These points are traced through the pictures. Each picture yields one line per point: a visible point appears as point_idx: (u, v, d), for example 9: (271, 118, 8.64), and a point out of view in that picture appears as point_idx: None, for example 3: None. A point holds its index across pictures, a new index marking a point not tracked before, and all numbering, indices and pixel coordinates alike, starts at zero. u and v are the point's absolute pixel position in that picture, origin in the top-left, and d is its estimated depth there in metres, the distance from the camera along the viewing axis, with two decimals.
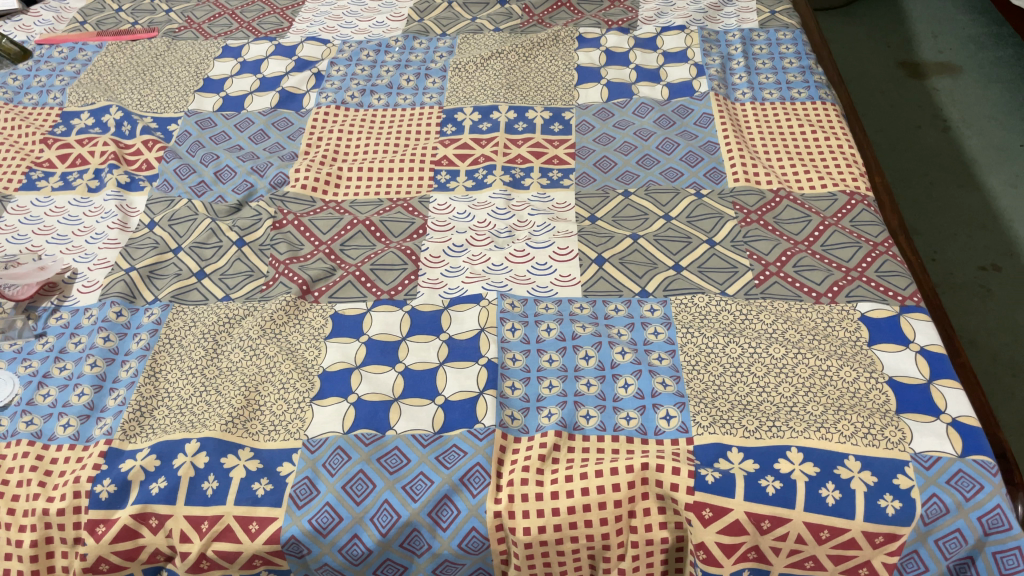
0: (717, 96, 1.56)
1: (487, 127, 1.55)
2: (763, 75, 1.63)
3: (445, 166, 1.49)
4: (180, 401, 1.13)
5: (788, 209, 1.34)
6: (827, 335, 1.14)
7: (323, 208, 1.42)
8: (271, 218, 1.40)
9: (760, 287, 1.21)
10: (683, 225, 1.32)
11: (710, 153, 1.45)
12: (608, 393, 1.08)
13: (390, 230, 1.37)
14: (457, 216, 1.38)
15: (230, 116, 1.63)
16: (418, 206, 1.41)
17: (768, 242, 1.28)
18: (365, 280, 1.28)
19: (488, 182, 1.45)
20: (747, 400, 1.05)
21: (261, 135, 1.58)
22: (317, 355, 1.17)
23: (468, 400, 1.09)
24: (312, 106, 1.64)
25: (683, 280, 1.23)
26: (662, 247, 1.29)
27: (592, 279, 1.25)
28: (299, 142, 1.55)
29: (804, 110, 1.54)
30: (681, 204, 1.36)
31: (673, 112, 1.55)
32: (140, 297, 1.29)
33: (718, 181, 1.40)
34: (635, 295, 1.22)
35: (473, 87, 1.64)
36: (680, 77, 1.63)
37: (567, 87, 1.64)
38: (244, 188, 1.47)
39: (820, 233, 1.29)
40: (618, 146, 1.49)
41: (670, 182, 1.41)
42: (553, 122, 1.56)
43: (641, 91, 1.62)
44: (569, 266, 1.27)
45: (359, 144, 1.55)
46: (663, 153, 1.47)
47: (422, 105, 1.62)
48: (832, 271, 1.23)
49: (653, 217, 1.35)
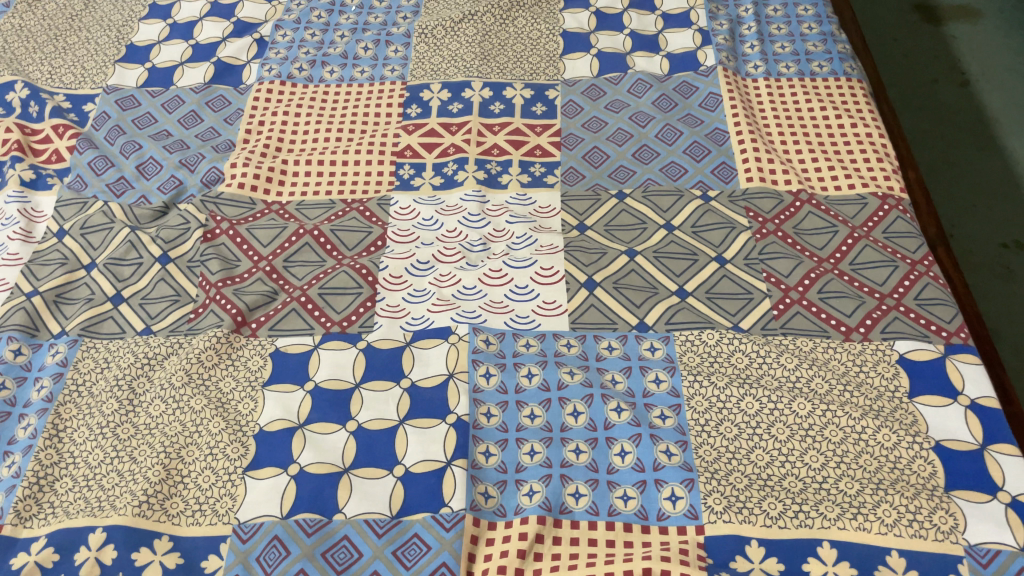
0: (726, 72, 1.34)
1: (458, 108, 1.33)
2: (778, 44, 1.40)
3: (409, 158, 1.27)
4: (87, 471, 0.94)
5: (811, 216, 1.14)
6: (861, 384, 0.96)
7: (264, 213, 1.21)
8: (202, 227, 1.18)
9: (779, 319, 1.03)
10: (688, 237, 1.13)
11: (719, 145, 1.24)
12: (601, 462, 0.90)
13: (343, 242, 1.16)
14: (423, 223, 1.18)
15: (156, 92, 1.39)
16: (376, 210, 1.20)
17: (787, 259, 1.09)
18: (312, 308, 1.08)
19: (458, 179, 1.24)
20: (767, 474, 0.88)
21: (193, 118, 1.35)
22: (254, 409, 0.98)
23: (433, 473, 0.90)
24: (253, 81, 1.40)
25: (689, 309, 1.04)
26: (664, 266, 1.09)
27: (580, 308, 1.06)
28: (237, 126, 1.33)
29: (827, 90, 1.32)
30: (685, 209, 1.16)
31: (675, 91, 1.33)
32: (43, 330, 1.08)
33: (729, 179, 1.20)
34: (632, 329, 1.03)
35: (442, 57, 1.42)
36: (682, 45, 1.40)
37: (551, 58, 1.41)
38: (171, 186, 1.25)
39: (848, 248, 1.10)
40: (611, 133, 1.28)
41: (672, 181, 1.20)
42: (535, 103, 1.34)
43: (637, 63, 1.39)
44: (553, 290, 1.08)
45: (307, 130, 1.32)
46: (663, 143, 1.25)
47: (382, 80, 1.39)
48: (864, 299, 1.04)
49: (651, 225, 1.14)
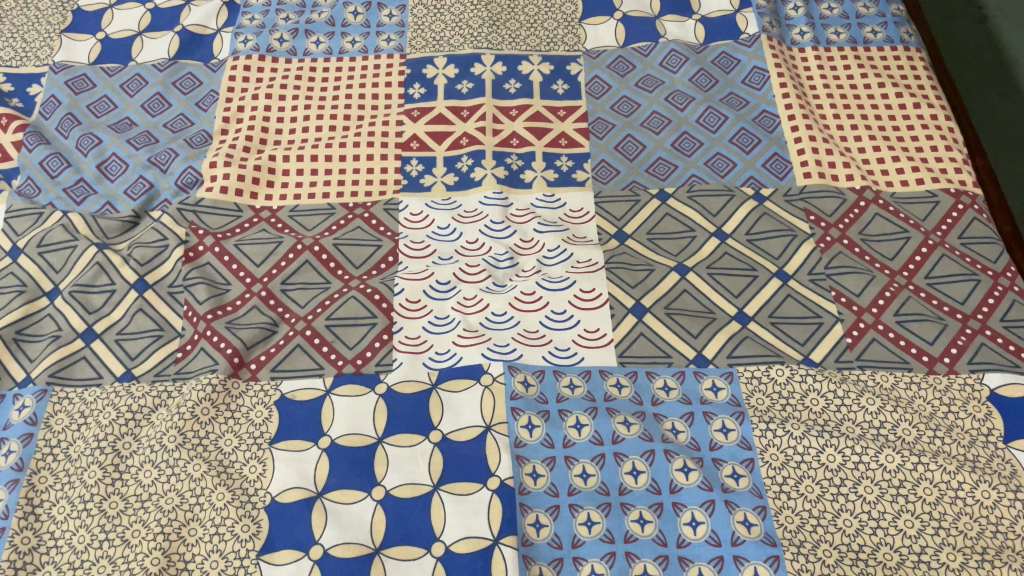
0: (771, 41, 1.18)
1: (468, 88, 1.16)
2: (825, 5, 1.24)
3: (416, 151, 1.11)
4: (71, 557, 0.81)
5: (878, 219, 1.02)
6: (951, 429, 0.85)
7: (254, 223, 1.04)
8: (182, 243, 1.01)
9: (853, 349, 0.91)
10: (743, 247, 1.00)
11: (768, 132, 1.10)
12: (670, 534, 0.79)
13: (349, 259, 1.01)
14: (438, 233, 1.03)
15: (112, 70, 1.19)
16: (384, 218, 1.05)
17: (858, 273, 0.96)
18: (320, 343, 0.94)
19: (475, 178, 1.08)
20: (858, 546, 0.78)
21: (159, 102, 1.16)
22: (263, 474, 0.85)
23: (479, 553, 0.79)
24: (226, 55, 1.21)
25: (752, 338, 0.92)
26: (719, 285, 0.96)
27: (628, 338, 0.93)
28: (212, 114, 1.14)
29: (884, 62, 1.17)
30: (738, 213, 1.02)
31: (714, 64, 1.17)
32: (5, 377, 0.93)
33: (783, 174, 1.06)
34: (690, 364, 0.91)
35: (445, 24, 1.24)
36: (718, 7, 1.24)
37: (569, 23, 1.24)
38: (140, 190, 1.07)
39: (922, 258, 0.98)
40: (645, 118, 1.13)
41: (719, 177, 1.06)
42: (556, 80, 1.17)
43: (668, 29, 1.23)
44: (596, 316, 0.95)
45: (294, 118, 1.14)
46: (706, 130, 1.10)
47: (377, 53, 1.21)
48: (946, 321, 0.93)
49: (700, 233, 1.01)
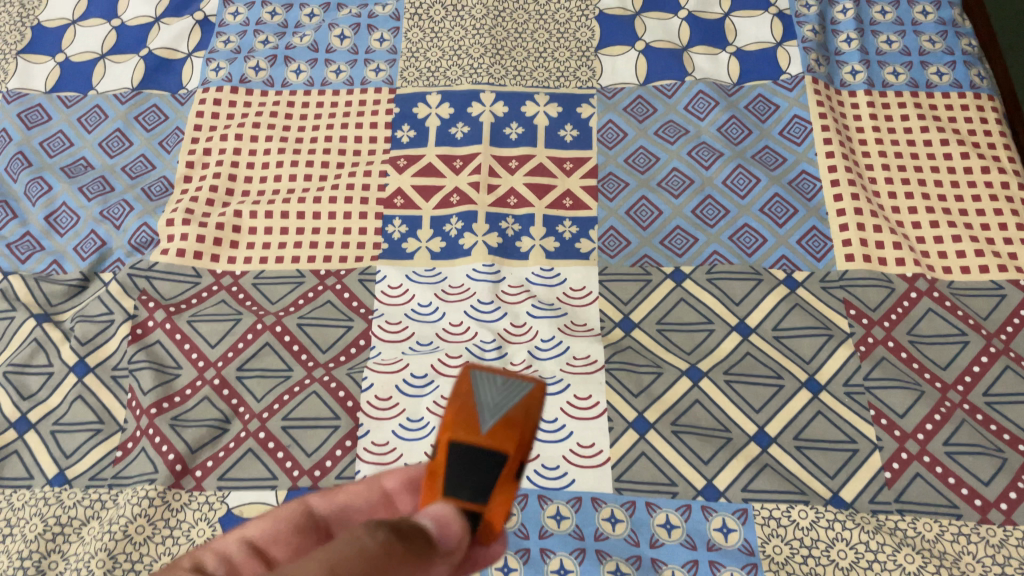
0: (816, 84, 1.02)
1: (464, 133, 1.02)
2: (883, 36, 1.07)
3: (399, 209, 0.98)
4: None
5: (932, 316, 0.86)
6: None
7: (214, 293, 0.93)
8: (130, 319, 0.90)
9: (892, 487, 0.77)
10: (768, 346, 0.85)
11: (807, 200, 0.94)
12: None
13: (315, 343, 0.89)
14: (418, 312, 0.91)
15: (70, 100, 1.07)
16: (359, 291, 0.92)
17: (903, 388, 0.82)
18: (274, 449, 0.83)
19: (464, 245, 0.95)
20: None
21: (118, 140, 1.04)
22: None
23: None
24: (196, 84, 1.08)
25: (773, 467, 0.79)
26: (738, 396, 0.82)
27: (626, 458, 0.80)
28: (176, 156, 1.02)
29: (949, 113, 1.00)
30: (765, 301, 0.88)
31: (748, 110, 1.01)
32: None
33: (821, 254, 0.91)
34: (697, 497, 0.77)
35: (441, 51, 1.09)
36: (757, 38, 1.07)
37: (584, 53, 1.08)
38: (90, 248, 0.96)
39: (981, 369, 0.83)
40: (663, 177, 0.98)
41: (745, 255, 0.91)
42: (564, 124, 1.03)
43: (697, 63, 1.07)
44: (592, 427, 0.82)
45: (266, 163, 1.01)
46: (733, 196, 0.95)
47: (364, 85, 1.07)
48: (1006, 455, 0.78)
49: (719, 326, 0.87)
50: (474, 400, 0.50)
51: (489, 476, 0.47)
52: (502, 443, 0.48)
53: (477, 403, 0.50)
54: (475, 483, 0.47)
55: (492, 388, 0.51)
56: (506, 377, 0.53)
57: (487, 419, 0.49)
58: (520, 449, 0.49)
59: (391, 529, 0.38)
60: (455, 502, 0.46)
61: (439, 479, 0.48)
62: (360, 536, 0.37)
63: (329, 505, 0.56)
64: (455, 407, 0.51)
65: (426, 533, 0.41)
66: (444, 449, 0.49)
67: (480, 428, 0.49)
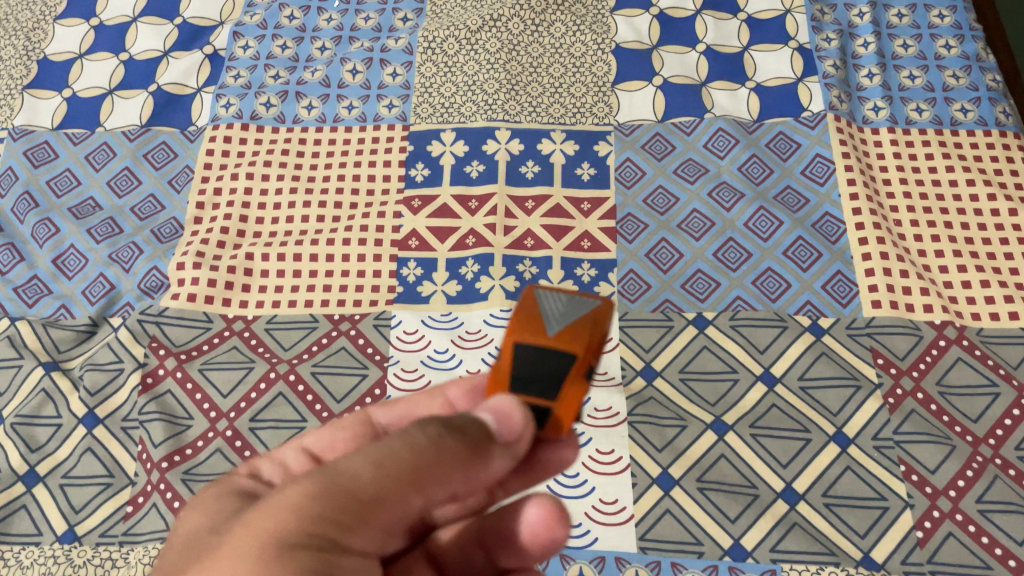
0: (839, 122, 1.00)
1: (479, 172, 1.01)
2: (906, 71, 1.05)
3: (414, 251, 0.96)
4: None
5: (962, 366, 0.84)
6: None
7: (225, 339, 0.91)
8: (140, 368, 0.88)
9: (924, 547, 0.74)
10: (795, 397, 0.83)
11: (831, 243, 0.92)
12: None
13: (330, 392, 0.86)
14: (434, 358, 0.88)
15: (78, 137, 1.05)
16: (374, 337, 0.90)
17: (933, 443, 0.80)
18: None
19: (480, 289, 0.93)
20: None
21: (127, 179, 1.02)
22: None
23: None
24: (206, 121, 1.06)
25: (802, 526, 0.76)
26: (765, 450, 0.80)
27: (651, 515, 0.78)
28: (186, 196, 1.00)
29: (975, 151, 0.98)
30: (790, 350, 0.86)
31: (770, 148, 0.99)
32: None
33: (847, 299, 0.89)
34: (724, 557, 0.75)
35: (456, 86, 1.07)
36: (776, 73, 1.06)
37: (600, 87, 1.06)
38: (99, 292, 0.94)
39: (1013, 423, 0.81)
40: (684, 218, 0.96)
41: (769, 301, 0.89)
42: (581, 162, 1.01)
43: (716, 99, 1.05)
44: (615, 483, 0.79)
45: (279, 203, 0.99)
46: (756, 238, 0.93)
47: (377, 122, 1.05)
48: None
49: (743, 376, 0.85)
50: (539, 310, 0.52)
51: (557, 370, 0.49)
52: (570, 343, 0.49)
53: (542, 312, 0.52)
54: (542, 380, 0.49)
55: (556, 302, 0.53)
56: (573, 296, 0.53)
57: (553, 325, 0.51)
58: (592, 348, 0.50)
59: (442, 425, 0.44)
60: (520, 396, 0.49)
61: (506, 382, 0.50)
62: (411, 432, 0.43)
63: (389, 413, 0.62)
64: (523, 311, 0.52)
65: (483, 425, 0.45)
66: (511, 349, 0.50)
67: (546, 332, 0.50)
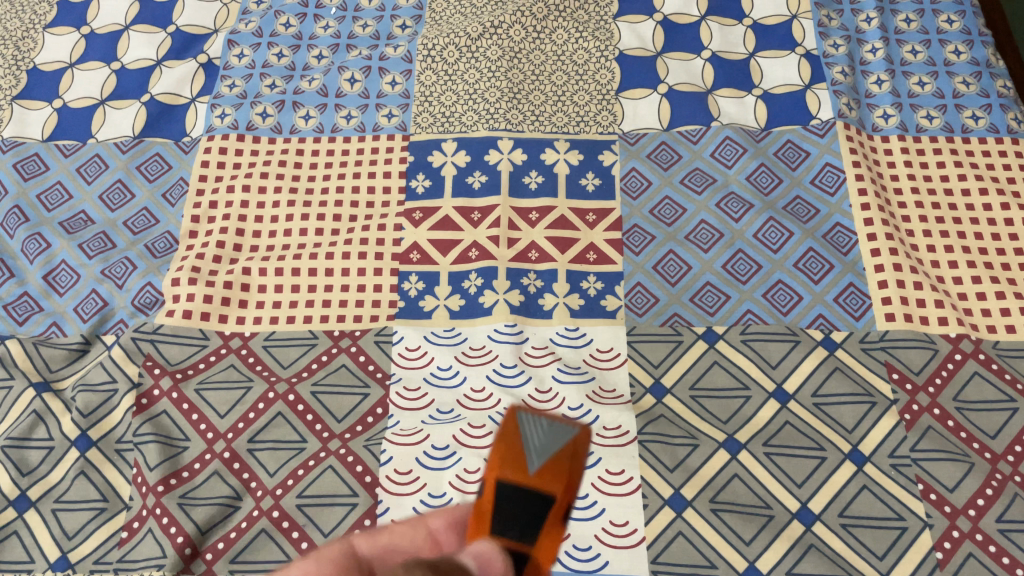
0: (848, 130, 0.98)
1: (482, 183, 0.98)
2: (915, 77, 1.03)
3: (415, 264, 0.93)
4: None
5: (979, 381, 0.82)
6: None
7: (222, 358, 0.88)
8: (134, 388, 0.86)
9: (945, 569, 0.72)
10: (809, 414, 0.81)
11: (842, 254, 0.90)
12: None
13: (330, 412, 0.84)
14: (438, 376, 0.86)
15: (68, 149, 1.03)
16: (375, 354, 0.88)
17: (952, 460, 0.77)
18: (289, 529, 0.77)
19: (484, 303, 0.91)
20: None
21: (119, 192, 0.99)
22: None
23: None
24: (200, 132, 1.04)
25: (818, 547, 0.74)
26: (779, 469, 0.78)
27: (663, 537, 0.75)
28: (180, 210, 0.98)
29: (987, 159, 0.96)
30: (803, 365, 0.84)
31: (778, 157, 0.98)
32: None
33: (859, 312, 0.87)
34: None
35: (456, 95, 1.05)
36: (783, 80, 1.04)
37: (604, 95, 1.04)
38: (91, 308, 0.91)
39: None
40: (692, 230, 0.94)
41: (780, 315, 0.87)
42: (585, 173, 0.99)
43: (722, 107, 1.03)
44: (626, 504, 0.77)
45: (276, 216, 0.97)
46: (766, 249, 0.91)
47: (376, 131, 1.03)
48: None
49: (755, 393, 0.83)
50: (521, 440, 0.60)
51: (536, 511, 0.55)
52: (547, 482, 0.57)
53: (525, 446, 0.60)
54: (520, 523, 0.55)
55: (538, 432, 0.61)
56: (552, 421, 0.63)
57: (535, 460, 0.59)
58: (566, 487, 0.58)
59: (430, 569, 0.44)
60: (501, 539, 0.54)
61: (488, 517, 0.56)
62: None
63: (372, 546, 0.60)
64: (509, 446, 0.60)
65: (468, 569, 0.48)
66: (493, 486, 0.57)
67: (527, 469, 0.58)
